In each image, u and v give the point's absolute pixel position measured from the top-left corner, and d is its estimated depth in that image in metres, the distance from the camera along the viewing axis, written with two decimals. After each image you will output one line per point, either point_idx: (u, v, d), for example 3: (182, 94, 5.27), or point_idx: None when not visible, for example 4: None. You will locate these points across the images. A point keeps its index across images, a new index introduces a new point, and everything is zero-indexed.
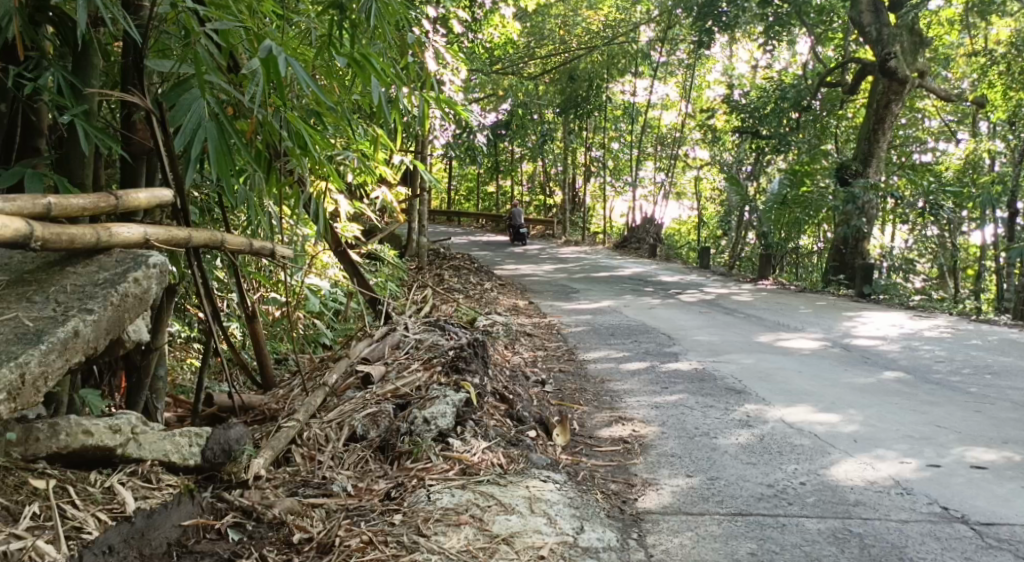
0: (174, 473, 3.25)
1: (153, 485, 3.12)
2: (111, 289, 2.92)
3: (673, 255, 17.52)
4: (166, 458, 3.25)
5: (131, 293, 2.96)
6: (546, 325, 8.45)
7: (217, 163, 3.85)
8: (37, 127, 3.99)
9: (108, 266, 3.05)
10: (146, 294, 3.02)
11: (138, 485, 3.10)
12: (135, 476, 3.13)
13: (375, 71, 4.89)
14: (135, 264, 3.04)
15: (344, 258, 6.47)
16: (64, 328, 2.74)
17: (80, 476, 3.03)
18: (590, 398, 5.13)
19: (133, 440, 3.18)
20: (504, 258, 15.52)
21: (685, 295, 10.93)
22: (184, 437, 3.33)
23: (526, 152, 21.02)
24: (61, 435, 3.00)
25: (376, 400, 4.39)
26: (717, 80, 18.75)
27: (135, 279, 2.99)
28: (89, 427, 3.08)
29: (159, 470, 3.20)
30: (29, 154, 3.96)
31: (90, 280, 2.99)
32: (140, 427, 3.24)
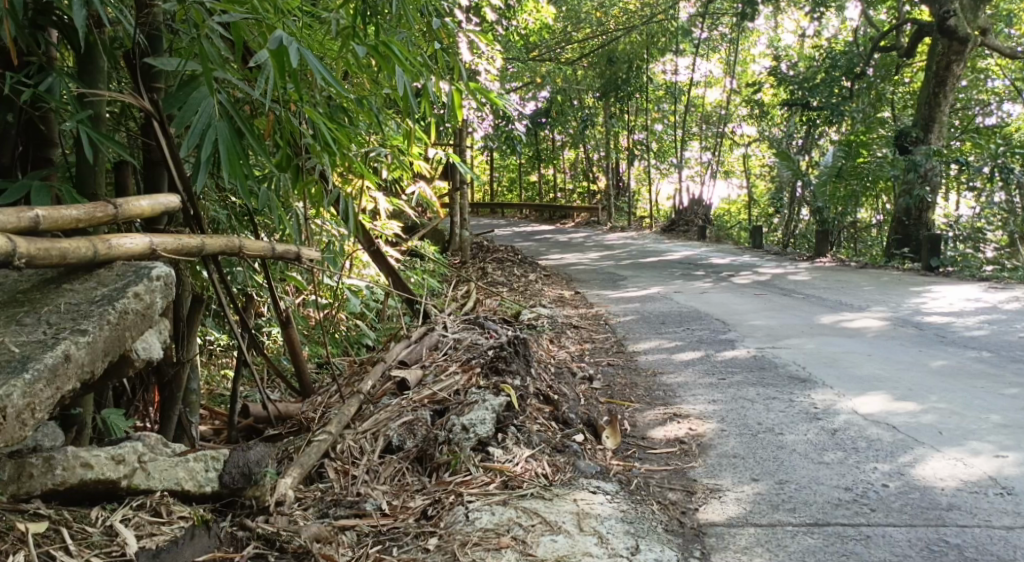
0: (187, 503, 3.10)
1: (162, 520, 2.97)
2: (109, 307, 2.76)
3: (724, 236, 17.02)
4: (179, 487, 3.09)
5: (131, 309, 2.81)
6: (594, 316, 8.14)
7: (229, 165, 3.62)
8: (48, 137, 3.76)
9: (108, 281, 2.88)
10: (150, 310, 2.87)
11: (144, 520, 2.94)
12: (143, 509, 2.97)
13: (399, 61, 4.59)
14: (136, 278, 2.88)
15: (380, 257, 6.22)
16: (54, 353, 2.57)
17: (78, 515, 2.87)
18: (641, 394, 4.82)
19: (140, 469, 3.02)
20: (550, 247, 15.21)
21: (738, 277, 10.52)
22: (199, 463, 3.17)
23: (567, 139, 20.66)
24: (57, 470, 2.82)
25: (412, 406, 4.14)
26: (763, 53, 18.19)
27: (136, 293, 2.83)
28: (89, 459, 2.89)
29: (170, 501, 3.04)
30: (41, 165, 3.73)
31: (86, 298, 2.82)
32: (148, 455, 3.06)
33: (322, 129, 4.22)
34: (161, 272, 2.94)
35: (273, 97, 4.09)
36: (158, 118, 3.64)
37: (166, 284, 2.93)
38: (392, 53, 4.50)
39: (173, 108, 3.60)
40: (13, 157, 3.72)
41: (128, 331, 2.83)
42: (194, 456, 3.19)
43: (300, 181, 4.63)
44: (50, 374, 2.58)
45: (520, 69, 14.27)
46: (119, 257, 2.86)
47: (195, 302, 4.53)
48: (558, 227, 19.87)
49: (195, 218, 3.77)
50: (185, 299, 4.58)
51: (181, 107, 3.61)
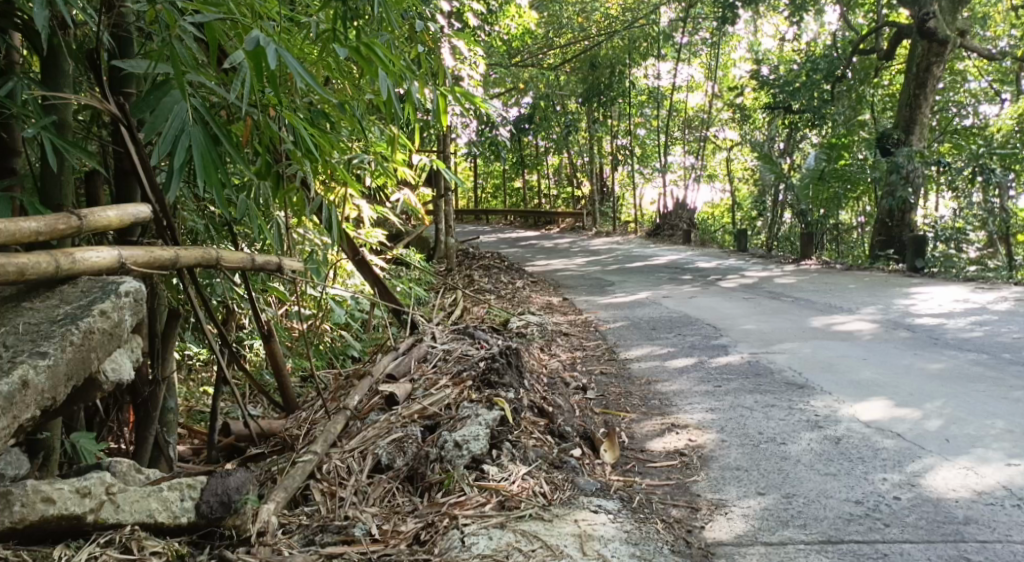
0: (160, 536, 2.95)
1: (132, 557, 2.83)
2: (72, 326, 2.60)
3: (709, 240, 16.92)
4: (151, 518, 2.94)
5: (96, 328, 2.65)
6: (583, 322, 7.99)
7: (204, 172, 3.44)
8: (11, 145, 3.58)
9: (71, 298, 2.71)
10: (118, 327, 2.72)
11: (112, 557, 2.80)
12: (111, 546, 2.83)
13: (381, 62, 4.41)
14: (102, 295, 2.72)
15: (364, 266, 6.04)
16: (9, 380, 2.43)
17: (40, 553, 2.74)
18: (637, 404, 4.66)
19: (109, 501, 2.88)
20: (536, 254, 15.05)
21: (725, 281, 10.39)
22: (173, 492, 3.00)
23: (550, 144, 20.51)
24: (15, 507, 2.69)
25: (401, 423, 3.97)
26: (743, 57, 18.11)
27: (102, 311, 2.68)
28: (50, 493, 2.75)
29: (140, 534, 2.89)
30: (4, 176, 3.55)
31: (48, 317, 2.66)
32: (117, 485, 2.92)
33: (303, 134, 4.04)
34: (130, 287, 2.78)
35: (250, 101, 3.92)
36: (126, 122, 3.44)
37: (134, 301, 2.77)
38: (375, 54, 4.33)
39: (143, 112, 3.41)
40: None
41: (94, 351, 2.67)
42: (169, 485, 3.03)
43: (280, 189, 4.45)
44: (5, 402, 2.45)
45: (502, 75, 14.13)
46: (85, 273, 2.70)
47: (172, 317, 4.35)
48: (543, 233, 19.74)
49: (167, 228, 3.59)
50: (161, 314, 4.40)
51: (150, 112, 3.42)
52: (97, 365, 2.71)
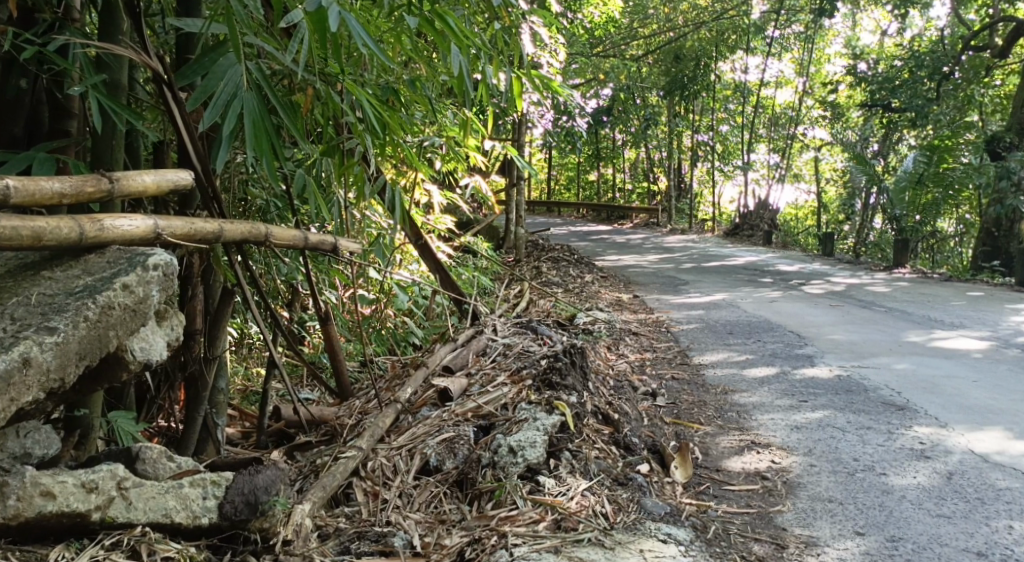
0: (174, 538, 2.76)
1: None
2: (89, 301, 2.44)
3: (791, 243, 16.31)
4: (168, 517, 2.75)
5: (117, 303, 2.48)
6: (654, 322, 7.61)
7: (257, 141, 3.22)
8: (67, 108, 3.41)
9: (95, 269, 2.55)
10: (143, 303, 2.54)
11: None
12: (117, 547, 2.64)
13: (454, 34, 4.09)
14: (128, 267, 2.54)
15: (426, 252, 5.75)
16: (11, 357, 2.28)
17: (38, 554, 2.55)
18: (711, 416, 4.30)
19: (120, 497, 2.69)
20: (608, 249, 14.61)
21: (809, 286, 9.88)
22: (195, 489, 2.80)
23: (628, 138, 19.98)
24: (12, 501, 2.49)
25: (454, 421, 3.71)
26: (838, 54, 17.34)
27: (125, 285, 2.50)
28: (53, 486, 2.56)
29: (151, 536, 2.70)
30: (57, 138, 3.39)
31: (67, 288, 2.49)
32: (130, 480, 2.73)
33: (368, 107, 3.77)
34: (160, 260, 2.59)
35: (312, 69, 3.67)
36: (169, 82, 3.20)
37: (163, 276, 2.59)
38: (448, 26, 4.02)
39: (197, 76, 3.20)
40: (32, 124, 3.42)
41: (114, 328, 2.50)
42: (191, 480, 2.83)
43: (344, 165, 4.20)
44: (5, 381, 2.29)
45: (583, 65, 13.73)
46: (116, 242, 2.54)
47: (226, 296, 4.17)
48: (616, 228, 19.30)
49: (214, 200, 3.39)
50: (215, 291, 4.22)
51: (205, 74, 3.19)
52: (120, 344, 2.53)
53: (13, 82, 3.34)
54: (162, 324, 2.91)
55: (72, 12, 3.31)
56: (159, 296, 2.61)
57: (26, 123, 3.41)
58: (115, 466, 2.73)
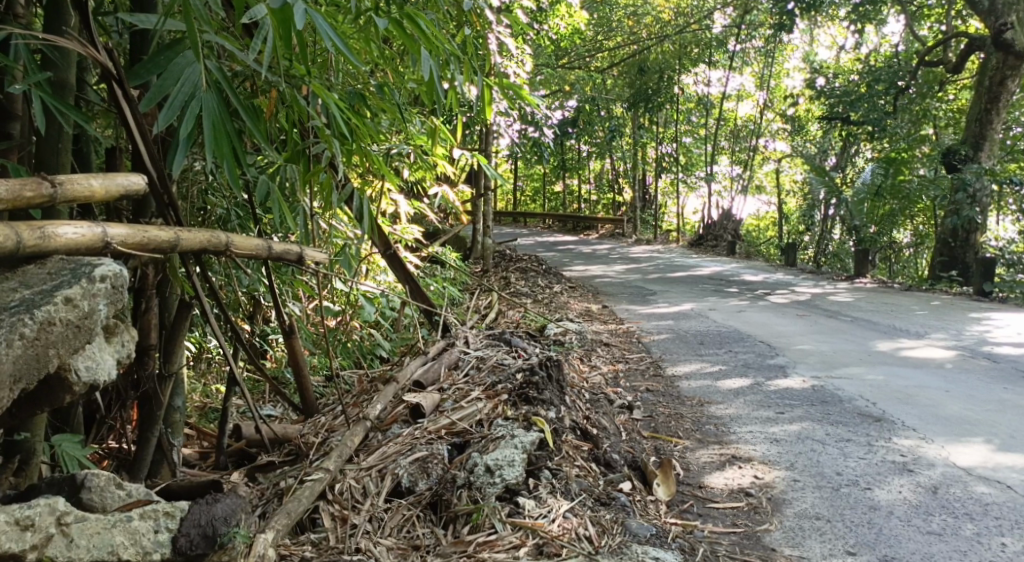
0: None
1: None
2: (27, 316, 2.24)
3: (755, 253, 16.33)
4: (115, 553, 2.54)
5: (58, 318, 2.29)
6: (625, 333, 7.49)
7: (217, 144, 3.02)
8: (10, 109, 3.19)
9: (34, 281, 2.34)
10: (88, 316, 2.34)
11: None
12: None
13: (424, 36, 3.92)
14: (72, 279, 2.34)
15: (394, 263, 5.56)
16: None
17: None
18: (689, 429, 4.17)
19: (60, 535, 2.48)
20: (573, 259, 14.52)
21: (776, 296, 9.84)
22: (146, 523, 2.62)
23: (593, 149, 19.95)
24: None
25: (427, 438, 3.54)
26: (797, 67, 17.44)
27: (68, 298, 2.30)
28: None
29: None
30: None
31: (2, 301, 2.28)
32: (70, 515, 2.51)
33: (335, 111, 3.59)
34: (108, 270, 2.39)
35: (276, 70, 3.48)
36: (120, 79, 2.99)
37: (111, 287, 2.39)
38: (419, 28, 3.85)
39: (152, 75, 3.00)
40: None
41: (54, 346, 2.31)
42: (141, 512, 2.64)
43: (309, 172, 4.02)
44: None
45: (548, 76, 13.65)
46: (57, 250, 2.36)
47: (183, 309, 3.97)
48: (582, 238, 19.25)
49: (170, 205, 3.18)
50: (170, 305, 4.03)
51: (160, 73, 2.99)
52: (62, 364, 2.34)
53: None
54: (112, 341, 2.75)
55: (16, 6, 3.13)
56: (107, 310, 2.41)
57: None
58: (55, 500, 2.52)
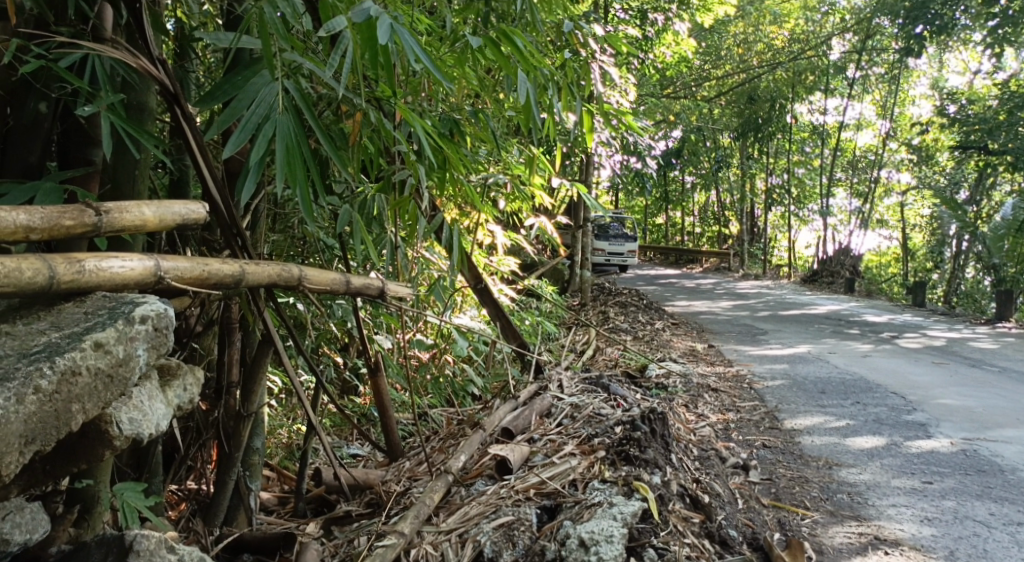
0: None
1: None
2: (51, 362, 2.09)
3: (876, 291, 15.42)
4: None
5: (86, 366, 2.14)
6: (735, 376, 6.97)
7: (291, 169, 2.75)
8: (91, 132, 2.94)
9: (66, 323, 2.21)
10: (124, 361, 2.20)
11: None
12: None
13: (521, 55, 3.58)
14: (108, 320, 2.20)
15: (487, 298, 5.22)
16: None
17: None
18: (817, 498, 3.77)
19: None
20: (677, 294, 13.96)
21: (904, 339, 9.13)
22: None
23: (698, 180, 19.35)
24: None
25: (514, 498, 3.20)
26: (923, 96, 16.51)
27: (99, 342, 2.16)
28: None
29: None
30: (78, 166, 2.92)
31: (29, 344, 2.15)
32: None
33: (423, 134, 3.27)
34: (149, 310, 2.28)
35: (358, 89, 3.20)
36: (180, 98, 2.72)
37: (152, 329, 2.27)
38: (514, 46, 3.51)
39: (225, 97, 2.76)
40: (45, 156, 2.91)
41: (79, 400, 2.14)
42: None
43: (397, 201, 3.71)
44: None
45: (654, 106, 13.20)
46: (101, 287, 2.23)
47: (263, 346, 3.65)
48: (685, 272, 18.66)
49: (238, 236, 2.95)
50: (250, 341, 3.76)
51: (235, 95, 2.76)
52: (91, 416, 2.19)
53: (31, 105, 2.84)
54: (173, 388, 2.56)
55: (100, 29, 2.81)
56: (147, 354, 2.27)
57: (40, 154, 2.89)
58: None
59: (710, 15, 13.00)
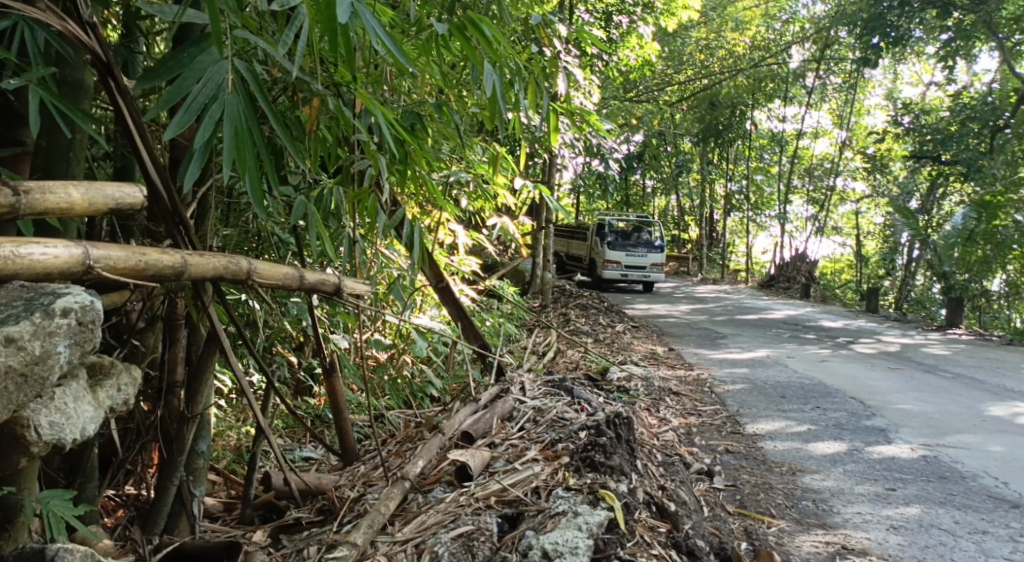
0: None
1: None
2: None
3: (832, 297, 15.48)
4: None
5: None
6: (695, 380, 6.87)
7: (240, 154, 2.56)
8: (22, 111, 2.73)
9: None
10: (41, 358, 2.03)
11: None
12: None
13: (489, 44, 3.36)
14: (24, 313, 2.03)
15: (447, 298, 5.02)
16: None
17: None
18: (783, 505, 3.65)
19: None
20: (637, 297, 13.88)
21: (861, 345, 9.11)
22: None
23: (658, 185, 19.30)
24: None
25: (473, 507, 3.05)
26: (879, 105, 16.60)
27: (11, 337, 1.98)
28: None
29: None
30: (7, 147, 2.71)
31: None
32: None
33: (383, 124, 3.08)
34: (74, 302, 2.10)
35: (316, 73, 3.00)
36: (115, 73, 2.52)
37: (75, 324, 2.10)
38: (483, 34, 3.30)
39: (171, 75, 2.57)
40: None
41: None
42: None
43: (354, 194, 3.50)
44: None
45: (614, 110, 13.08)
46: (20, 275, 2.04)
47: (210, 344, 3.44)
48: None
49: (181, 225, 2.75)
50: (196, 340, 3.55)
51: (181, 74, 2.57)
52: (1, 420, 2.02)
53: None
54: (104, 388, 2.36)
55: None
56: (69, 351, 2.10)
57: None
58: None
59: (673, 18, 12.84)
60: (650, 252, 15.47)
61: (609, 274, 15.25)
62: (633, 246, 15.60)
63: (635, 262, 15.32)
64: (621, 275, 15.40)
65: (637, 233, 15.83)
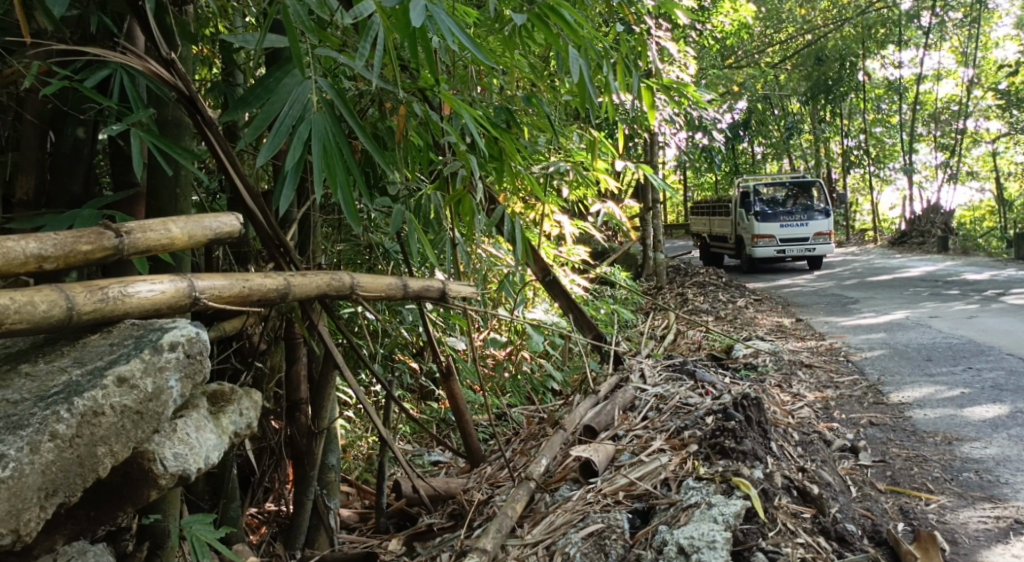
0: None
1: None
2: (76, 401, 2.00)
3: (973, 247, 14.61)
4: None
5: (110, 404, 2.04)
6: (829, 350, 6.59)
7: (330, 171, 2.56)
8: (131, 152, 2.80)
9: (91, 358, 2.13)
10: (155, 394, 2.11)
11: None
12: None
13: (572, 28, 3.24)
14: (135, 351, 2.11)
15: (557, 290, 4.95)
16: None
17: None
18: (940, 479, 3.44)
19: None
20: (759, 268, 13.44)
21: (1010, 296, 8.56)
22: None
23: (768, 151, 18.68)
24: None
25: (601, 504, 2.98)
26: (1010, 33, 15.60)
27: (124, 376, 2.06)
28: None
29: None
30: (123, 190, 2.79)
31: (55, 382, 2.07)
32: None
33: (471, 124, 3.01)
34: (180, 336, 2.18)
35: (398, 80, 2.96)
36: (201, 106, 2.56)
37: (184, 357, 2.17)
38: (564, 19, 3.17)
39: (258, 102, 2.60)
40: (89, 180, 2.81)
41: (105, 442, 2.05)
42: None
43: (450, 197, 3.45)
44: None
45: (716, 79, 12.69)
46: (131, 314, 2.10)
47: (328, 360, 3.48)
48: None
49: (282, 247, 2.78)
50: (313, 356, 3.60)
51: (267, 100, 2.60)
52: (122, 458, 2.10)
53: (70, 133, 2.73)
54: (226, 414, 2.41)
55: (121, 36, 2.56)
56: (181, 384, 2.18)
57: (83, 180, 2.80)
58: None
59: None
60: (813, 218, 12.32)
61: (761, 252, 12.26)
62: (788, 214, 12.41)
63: (793, 235, 12.27)
64: (777, 252, 12.33)
65: (791, 199, 12.68)
